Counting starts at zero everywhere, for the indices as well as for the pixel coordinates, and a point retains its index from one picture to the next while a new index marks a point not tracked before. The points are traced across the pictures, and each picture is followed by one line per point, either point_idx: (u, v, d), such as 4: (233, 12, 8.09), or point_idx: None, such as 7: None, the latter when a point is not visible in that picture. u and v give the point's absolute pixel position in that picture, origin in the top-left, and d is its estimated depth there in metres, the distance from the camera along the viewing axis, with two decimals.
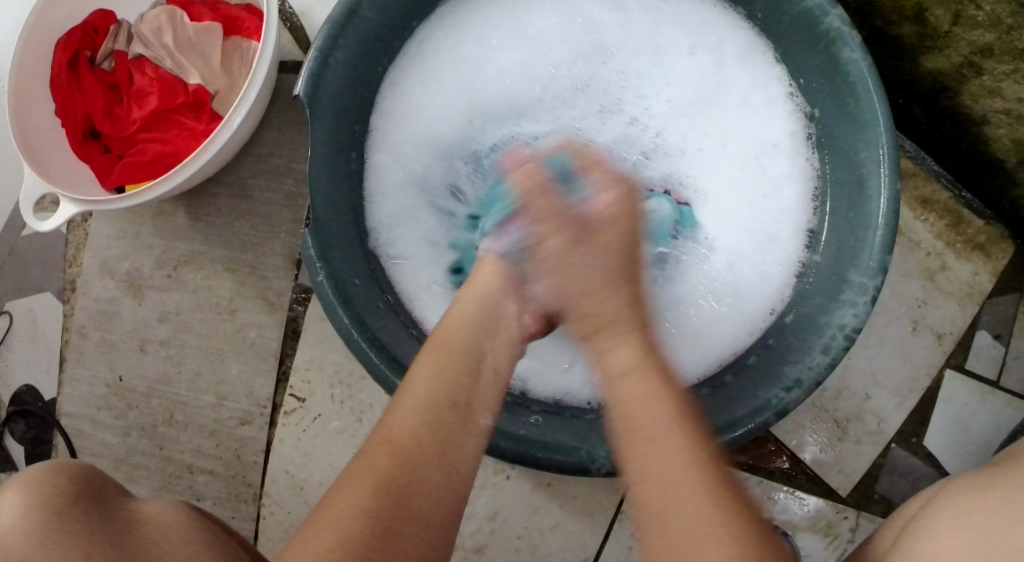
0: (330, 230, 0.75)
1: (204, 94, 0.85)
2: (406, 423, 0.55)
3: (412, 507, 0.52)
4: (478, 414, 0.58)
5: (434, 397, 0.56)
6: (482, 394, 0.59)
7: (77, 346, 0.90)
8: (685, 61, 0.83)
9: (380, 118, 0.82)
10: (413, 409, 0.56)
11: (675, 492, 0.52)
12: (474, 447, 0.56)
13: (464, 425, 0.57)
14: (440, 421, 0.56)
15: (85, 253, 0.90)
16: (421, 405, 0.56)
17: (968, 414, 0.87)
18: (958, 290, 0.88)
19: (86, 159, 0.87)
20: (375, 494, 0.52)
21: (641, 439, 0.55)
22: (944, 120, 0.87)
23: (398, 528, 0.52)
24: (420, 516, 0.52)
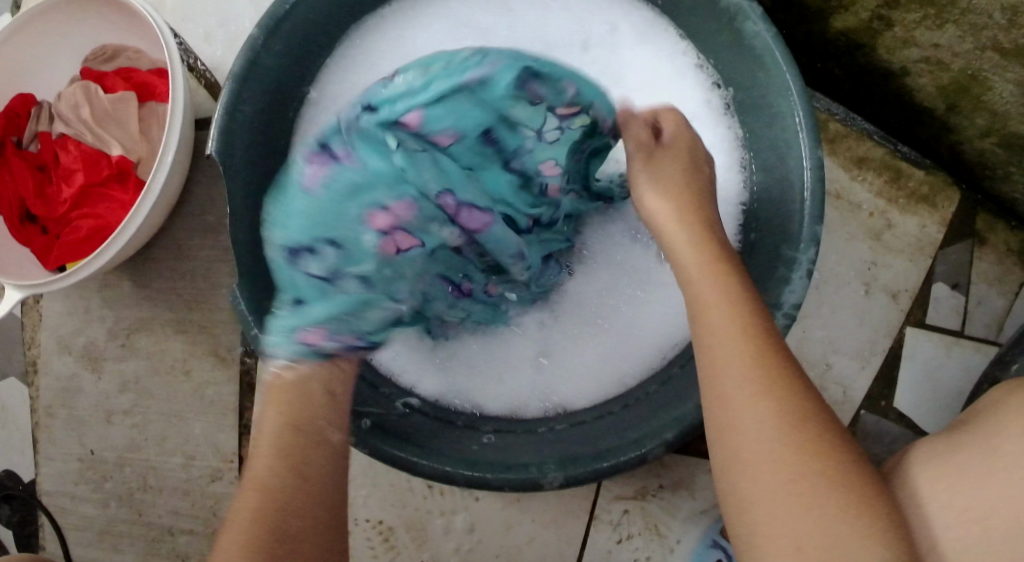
0: (260, 283, 0.75)
1: (128, 163, 0.86)
2: (249, 497, 0.55)
3: (293, 529, 0.54)
4: (328, 430, 0.60)
5: (296, 422, 0.59)
6: (336, 411, 0.61)
7: (47, 426, 0.91)
8: (582, 53, 0.83)
9: (295, 168, 0.82)
10: (258, 473, 0.56)
11: (791, 518, 0.48)
12: (329, 458, 0.58)
13: (316, 442, 0.59)
14: (289, 447, 0.57)
15: (41, 334, 0.91)
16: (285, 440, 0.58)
17: (935, 368, 0.86)
18: (908, 244, 0.86)
19: (26, 242, 0.88)
20: (255, 520, 0.54)
21: (838, 464, 0.49)
22: (865, 77, 0.85)
23: (279, 514, 0.54)
24: (297, 527, 0.55)
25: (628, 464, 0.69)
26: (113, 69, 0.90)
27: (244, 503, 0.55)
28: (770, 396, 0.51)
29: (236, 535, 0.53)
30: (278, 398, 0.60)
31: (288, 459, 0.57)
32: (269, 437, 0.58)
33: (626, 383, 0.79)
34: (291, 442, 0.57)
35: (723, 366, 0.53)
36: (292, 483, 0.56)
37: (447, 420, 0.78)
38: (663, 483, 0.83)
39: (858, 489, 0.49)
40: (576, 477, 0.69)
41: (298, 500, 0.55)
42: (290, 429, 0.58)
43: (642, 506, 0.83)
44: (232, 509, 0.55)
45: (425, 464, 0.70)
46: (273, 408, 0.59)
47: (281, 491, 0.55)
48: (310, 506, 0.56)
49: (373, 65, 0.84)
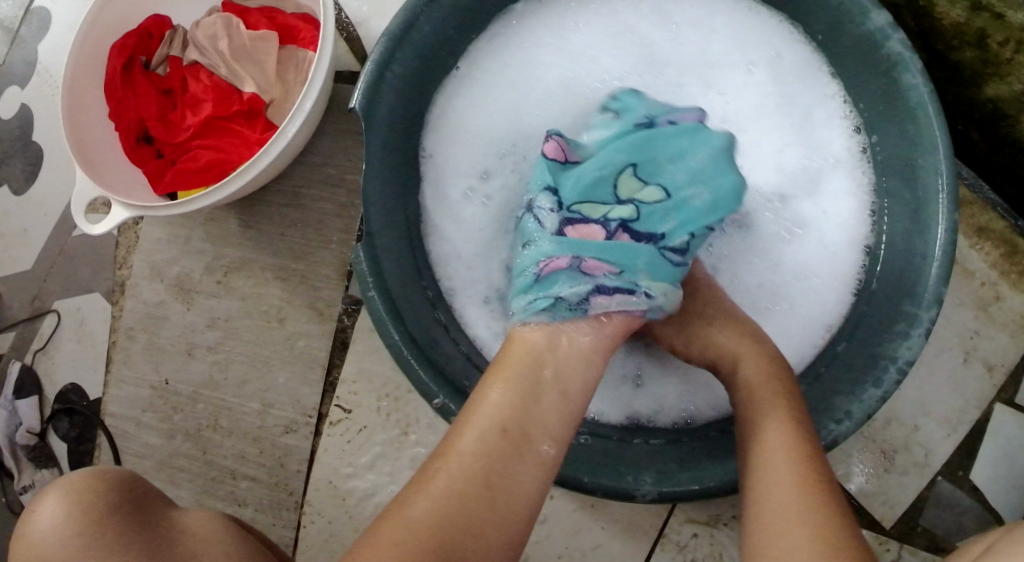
0: (383, 245, 0.74)
1: (259, 102, 0.85)
2: (466, 444, 0.56)
3: (478, 529, 0.53)
4: (539, 438, 0.57)
5: (502, 421, 0.57)
6: (543, 417, 0.58)
7: (124, 348, 0.91)
8: (745, 75, 0.83)
9: (429, 135, 0.82)
10: (461, 466, 0.55)
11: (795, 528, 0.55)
12: (537, 477, 0.56)
13: (521, 451, 0.56)
14: (490, 449, 0.56)
15: (135, 256, 0.91)
16: (490, 430, 0.56)
17: (1017, 450, 0.86)
18: (1012, 321, 0.87)
19: (138, 162, 0.87)
20: (439, 508, 0.53)
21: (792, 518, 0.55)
22: (1002, 149, 0.85)
23: (479, 528, 0.53)
24: (479, 546, 0.53)
25: (723, 491, 0.69)
26: (256, 7, 0.89)
27: (455, 457, 0.55)
28: (778, 488, 0.57)
29: (415, 515, 0.53)
30: (502, 376, 0.60)
31: (487, 454, 0.55)
32: (478, 445, 0.56)
33: (726, 410, 0.78)
34: (493, 447, 0.56)
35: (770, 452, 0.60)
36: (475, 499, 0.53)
37: None
38: (737, 514, 0.83)
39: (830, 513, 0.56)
40: (669, 495, 0.69)
41: (473, 538, 0.53)
42: (495, 428, 0.57)
43: (711, 533, 0.83)
44: (454, 440, 0.56)
45: None
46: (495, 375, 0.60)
47: (450, 514, 0.53)
48: (490, 545, 0.53)
49: (528, 50, 0.84)
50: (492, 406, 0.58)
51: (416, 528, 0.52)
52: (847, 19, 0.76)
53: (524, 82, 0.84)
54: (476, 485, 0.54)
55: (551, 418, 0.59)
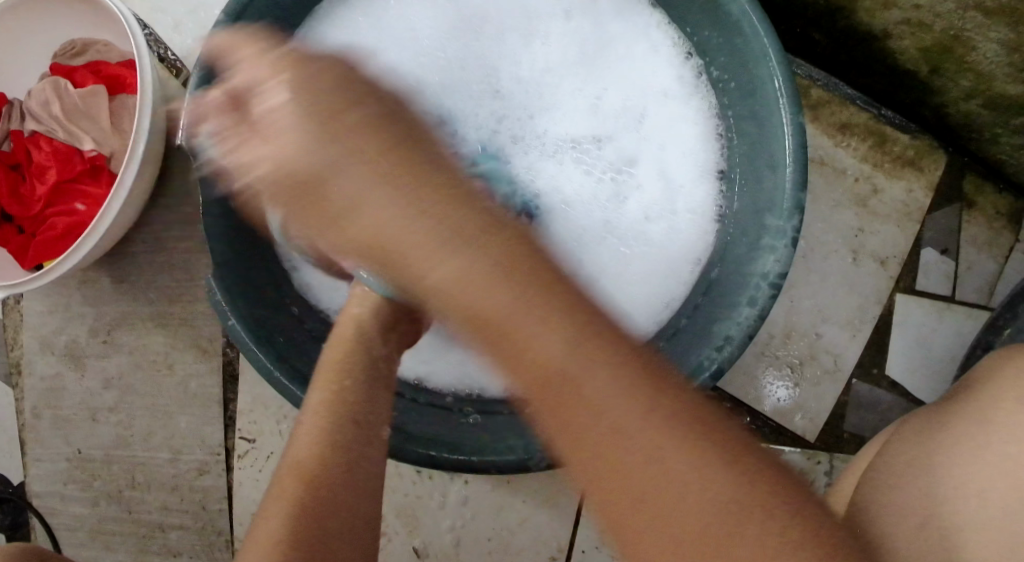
0: (236, 270, 0.73)
1: (102, 159, 0.85)
2: (309, 427, 0.59)
3: (340, 518, 0.56)
4: (379, 427, 0.61)
5: (354, 416, 0.60)
6: (376, 407, 0.61)
7: (33, 427, 0.91)
8: (561, 26, 0.82)
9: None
10: (306, 457, 0.57)
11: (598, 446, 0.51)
12: (376, 470, 0.59)
13: (370, 441, 0.59)
14: (337, 438, 0.58)
15: (23, 334, 0.91)
16: (321, 433, 0.58)
17: (925, 335, 0.85)
18: (894, 210, 0.85)
19: (3, 242, 0.87)
20: (293, 509, 0.55)
21: (618, 439, 0.51)
22: (847, 41, 0.83)
23: (329, 524, 0.55)
24: (340, 528, 0.56)
25: None
26: (83, 64, 0.88)
27: (299, 452, 0.58)
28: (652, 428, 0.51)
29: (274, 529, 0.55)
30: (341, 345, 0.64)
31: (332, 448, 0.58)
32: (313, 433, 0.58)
33: None
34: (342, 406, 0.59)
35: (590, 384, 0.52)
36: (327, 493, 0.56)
37: (426, 403, 0.75)
38: None
39: (704, 445, 0.50)
40: None
41: (340, 523, 0.56)
42: (344, 421, 0.59)
43: None
44: (297, 438, 0.59)
45: (409, 449, 0.67)
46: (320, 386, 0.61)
47: (308, 490, 0.56)
48: (350, 533, 0.56)
49: (344, 42, 0.81)
50: (323, 397, 0.60)
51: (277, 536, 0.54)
52: None
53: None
54: (318, 480, 0.56)
55: (383, 406, 0.62)
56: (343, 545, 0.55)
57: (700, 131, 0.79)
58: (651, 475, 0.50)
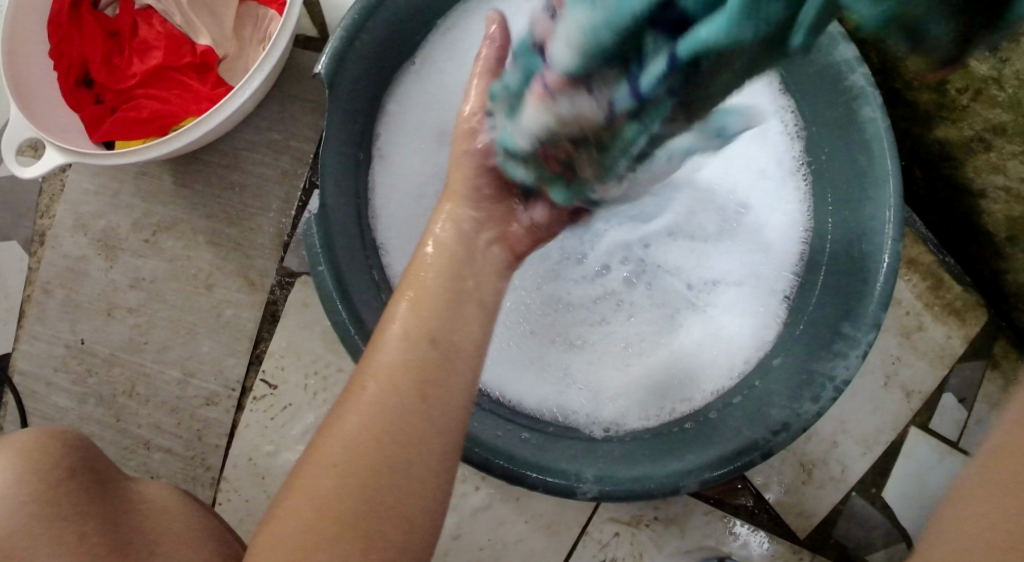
0: (336, 217, 0.71)
1: (213, 56, 0.80)
2: (391, 343, 0.55)
3: (389, 496, 0.51)
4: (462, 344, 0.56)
5: (432, 333, 0.55)
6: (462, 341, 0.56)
7: (40, 303, 0.85)
8: None
9: (382, 120, 0.78)
10: (381, 387, 0.53)
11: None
12: (457, 404, 0.54)
13: (446, 366, 0.54)
14: (412, 360, 0.54)
15: (59, 205, 0.86)
16: (416, 333, 0.55)
17: (926, 471, 0.89)
18: (931, 350, 0.91)
19: (76, 106, 0.80)
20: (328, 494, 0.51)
21: None
22: (941, 186, 0.89)
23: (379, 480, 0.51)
24: (395, 500, 0.51)
25: (661, 492, 0.68)
26: None
27: (382, 372, 0.54)
28: None
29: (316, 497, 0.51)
30: (423, 289, 0.57)
31: (413, 372, 0.53)
32: (392, 356, 0.54)
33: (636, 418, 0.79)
34: (421, 374, 0.53)
35: None
36: (384, 460, 0.51)
37: (483, 407, 0.76)
38: (657, 515, 0.86)
39: None
40: (611, 494, 0.68)
41: (392, 500, 0.51)
42: (427, 341, 0.55)
43: (632, 533, 0.85)
44: (376, 353, 0.55)
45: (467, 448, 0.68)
46: (415, 287, 0.58)
47: (365, 472, 0.51)
48: (402, 503, 0.51)
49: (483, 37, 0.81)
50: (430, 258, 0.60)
51: (320, 501, 0.51)
52: (816, 45, 0.77)
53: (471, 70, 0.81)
54: (377, 440, 0.52)
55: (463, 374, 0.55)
56: (385, 514, 0.51)
57: (794, 217, 0.83)
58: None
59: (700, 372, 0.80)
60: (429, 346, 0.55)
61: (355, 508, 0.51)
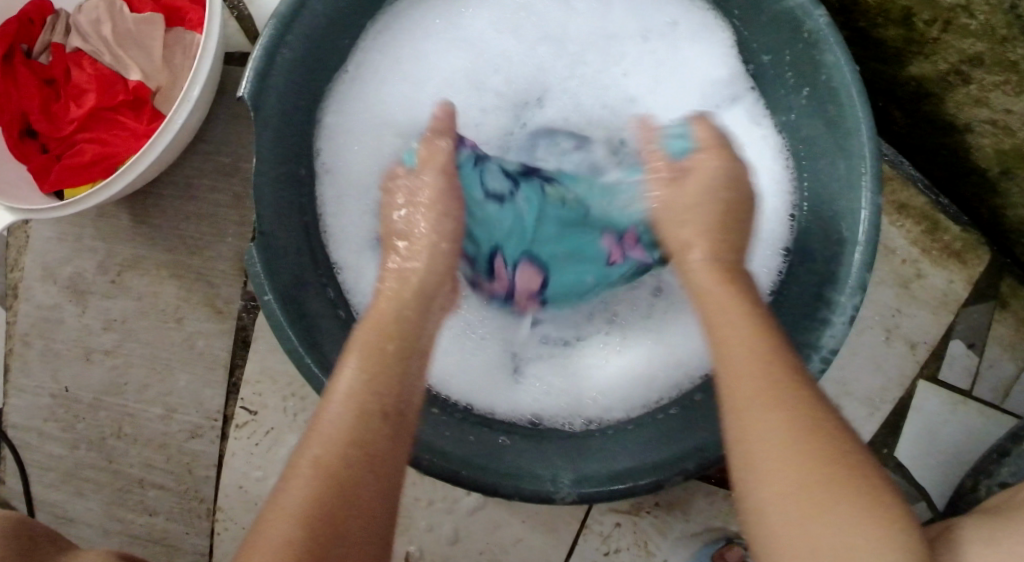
0: (279, 242, 0.70)
1: (145, 90, 0.79)
2: (348, 386, 0.57)
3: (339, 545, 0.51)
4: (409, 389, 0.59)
5: (382, 396, 0.57)
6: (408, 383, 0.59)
7: (21, 355, 0.86)
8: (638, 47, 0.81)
9: (319, 133, 0.77)
10: (330, 441, 0.54)
11: (766, 418, 0.52)
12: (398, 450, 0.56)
13: (398, 425, 0.57)
14: (363, 412, 0.55)
15: (26, 256, 0.86)
16: (368, 378, 0.57)
17: (939, 424, 0.86)
18: (933, 297, 0.86)
19: (23, 160, 0.80)
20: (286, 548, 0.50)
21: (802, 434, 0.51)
22: (924, 125, 0.83)
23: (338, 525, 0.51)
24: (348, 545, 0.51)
25: (643, 489, 0.66)
26: None
27: (335, 424, 0.55)
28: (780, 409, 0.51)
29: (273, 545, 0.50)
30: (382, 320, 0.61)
31: (359, 420, 0.55)
32: (348, 403, 0.56)
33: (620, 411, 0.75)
34: (372, 409, 0.56)
35: (727, 368, 0.55)
36: (336, 513, 0.51)
37: (459, 417, 0.74)
38: (658, 501, 0.83)
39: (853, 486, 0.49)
40: (590, 496, 0.66)
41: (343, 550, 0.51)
42: (376, 397, 0.56)
43: (634, 521, 0.83)
44: (330, 402, 0.56)
45: (436, 464, 0.65)
46: (362, 345, 0.59)
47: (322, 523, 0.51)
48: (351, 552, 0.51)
49: (415, 34, 0.79)
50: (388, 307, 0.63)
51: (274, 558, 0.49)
52: None
53: (411, 73, 0.79)
54: (326, 496, 0.52)
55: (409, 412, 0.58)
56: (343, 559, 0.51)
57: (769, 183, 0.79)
58: (772, 445, 0.50)
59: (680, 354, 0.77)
60: (376, 398, 0.56)
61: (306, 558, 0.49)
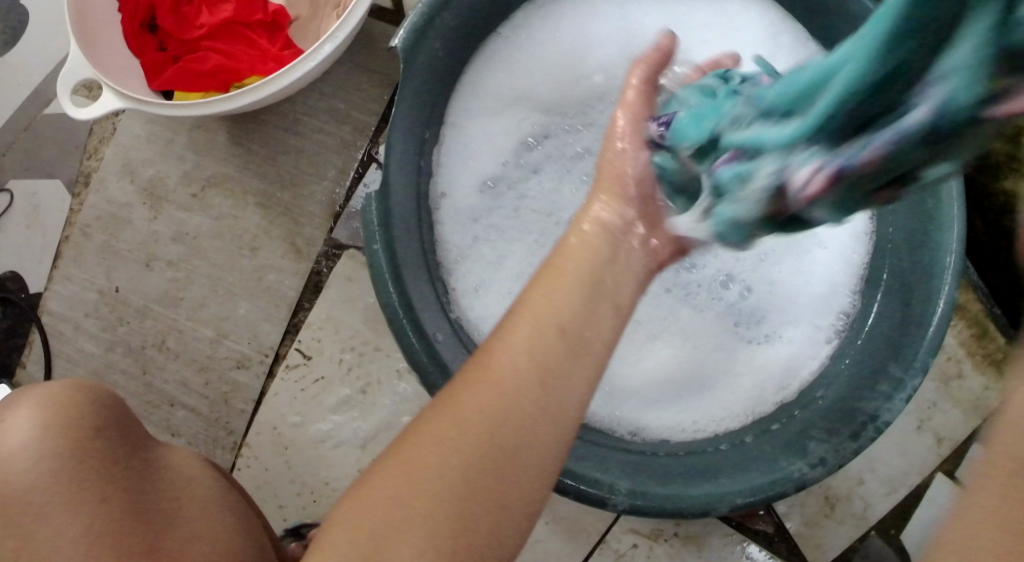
0: (396, 199, 0.70)
1: (285, 16, 0.78)
2: (519, 335, 0.50)
3: (503, 492, 0.47)
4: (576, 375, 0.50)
5: (563, 326, 0.50)
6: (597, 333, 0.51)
7: (77, 244, 0.84)
8: None
9: (447, 103, 0.76)
10: (496, 393, 0.48)
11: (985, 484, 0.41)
12: (568, 410, 0.49)
13: (577, 352, 0.50)
14: (544, 347, 0.49)
15: (108, 147, 0.84)
16: (545, 328, 0.50)
17: (945, 518, 0.89)
18: (967, 399, 0.90)
19: (138, 51, 0.78)
20: (417, 483, 0.46)
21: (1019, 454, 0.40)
22: (1001, 238, 0.88)
23: (507, 465, 0.47)
24: (515, 486, 0.47)
25: (692, 514, 0.68)
26: None
27: (512, 356, 0.49)
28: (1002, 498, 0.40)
29: (429, 471, 0.46)
30: (558, 281, 0.52)
31: (532, 361, 0.49)
32: (524, 342, 0.50)
33: (671, 433, 0.79)
34: (544, 350, 0.49)
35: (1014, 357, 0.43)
36: (490, 447, 0.47)
37: None
38: (677, 531, 0.86)
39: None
40: (643, 510, 0.68)
41: (497, 491, 0.46)
42: (558, 333, 0.50)
43: (650, 546, 0.85)
44: (503, 336, 0.50)
45: None
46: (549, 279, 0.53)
47: (479, 454, 0.47)
48: (509, 496, 0.47)
49: (563, 21, 0.77)
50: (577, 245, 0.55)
51: (411, 488, 0.46)
52: None
53: (548, 57, 0.77)
54: (493, 437, 0.47)
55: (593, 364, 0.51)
56: (495, 502, 0.46)
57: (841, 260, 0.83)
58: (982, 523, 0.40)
59: (745, 391, 0.80)
60: (551, 354, 0.49)
61: (459, 490, 0.46)
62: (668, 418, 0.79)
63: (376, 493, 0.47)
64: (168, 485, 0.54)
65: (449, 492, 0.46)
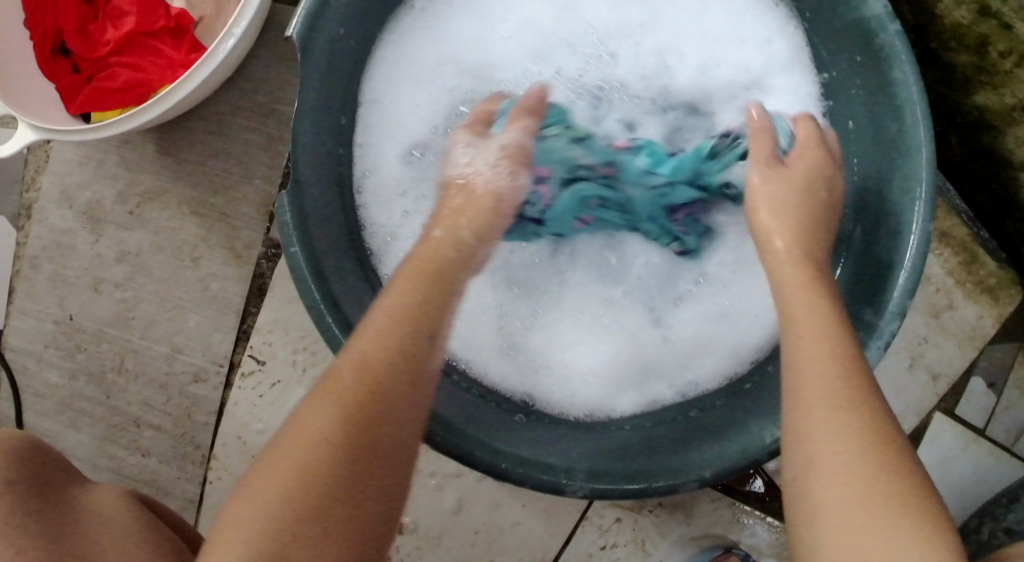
0: (311, 192, 0.68)
1: (188, 19, 0.77)
2: (379, 323, 0.51)
3: (363, 495, 0.46)
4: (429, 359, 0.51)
5: (415, 326, 0.51)
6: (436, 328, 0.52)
7: (28, 278, 0.84)
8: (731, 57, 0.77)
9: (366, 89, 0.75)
10: (353, 383, 0.48)
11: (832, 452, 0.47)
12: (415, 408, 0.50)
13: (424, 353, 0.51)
14: (397, 347, 0.50)
15: (44, 177, 0.84)
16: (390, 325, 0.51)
17: (948, 459, 0.84)
18: (961, 330, 0.84)
19: (51, 77, 0.77)
20: (281, 487, 0.45)
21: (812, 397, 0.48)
22: (980, 156, 0.81)
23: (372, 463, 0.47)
24: (374, 491, 0.47)
25: (656, 491, 0.65)
26: None
27: (373, 345, 0.50)
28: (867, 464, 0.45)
29: (269, 500, 0.45)
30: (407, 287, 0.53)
31: (381, 346, 0.49)
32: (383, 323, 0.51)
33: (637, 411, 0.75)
34: (399, 346, 0.50)
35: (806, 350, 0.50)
36: (357, 451, 0.46)
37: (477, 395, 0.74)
38: (662, 501, 0.83)
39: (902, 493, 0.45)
40: (604, 491, 0.65)
41: (362, 500, 0.46)
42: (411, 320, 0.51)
43: (635, 519, 0.82)
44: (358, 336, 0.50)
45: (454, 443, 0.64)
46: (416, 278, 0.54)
47: (345, 459, 0.46)
48: (371, 504, 0.46)
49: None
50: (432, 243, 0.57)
51: (279, 491, 0.45)
52: (842, 4, 0.70)
53: (474, 35, 0.77)
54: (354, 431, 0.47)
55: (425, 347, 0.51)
56: (364, 498, 0.46)
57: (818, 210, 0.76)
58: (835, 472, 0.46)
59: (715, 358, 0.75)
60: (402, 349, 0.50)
61: (318, 497, 0.45)
62: (629, 394, 0.75)
63: (242, 513, 0.45)
64: (86, 529, 0.54)
65: (320, 498, 0.45)
